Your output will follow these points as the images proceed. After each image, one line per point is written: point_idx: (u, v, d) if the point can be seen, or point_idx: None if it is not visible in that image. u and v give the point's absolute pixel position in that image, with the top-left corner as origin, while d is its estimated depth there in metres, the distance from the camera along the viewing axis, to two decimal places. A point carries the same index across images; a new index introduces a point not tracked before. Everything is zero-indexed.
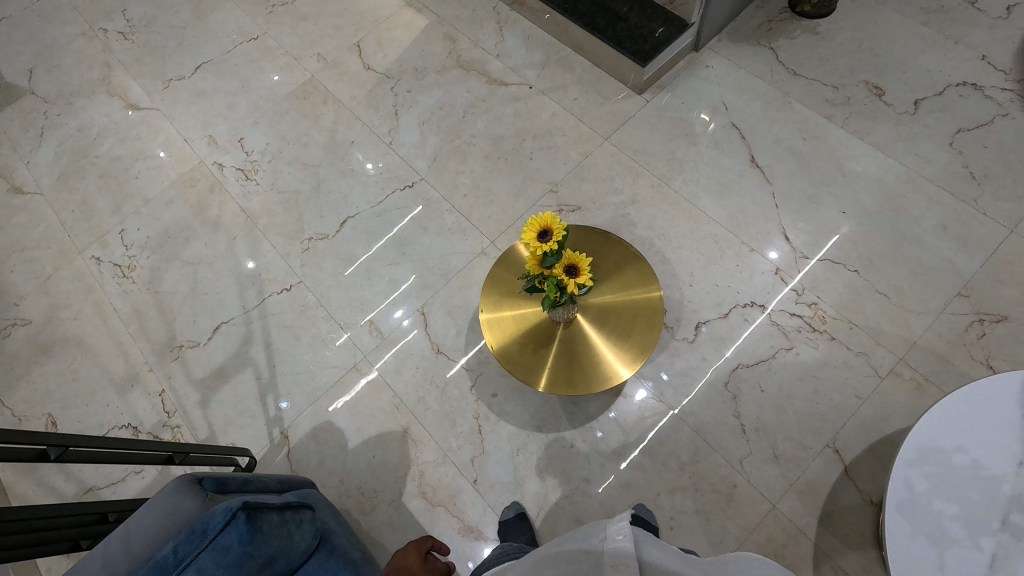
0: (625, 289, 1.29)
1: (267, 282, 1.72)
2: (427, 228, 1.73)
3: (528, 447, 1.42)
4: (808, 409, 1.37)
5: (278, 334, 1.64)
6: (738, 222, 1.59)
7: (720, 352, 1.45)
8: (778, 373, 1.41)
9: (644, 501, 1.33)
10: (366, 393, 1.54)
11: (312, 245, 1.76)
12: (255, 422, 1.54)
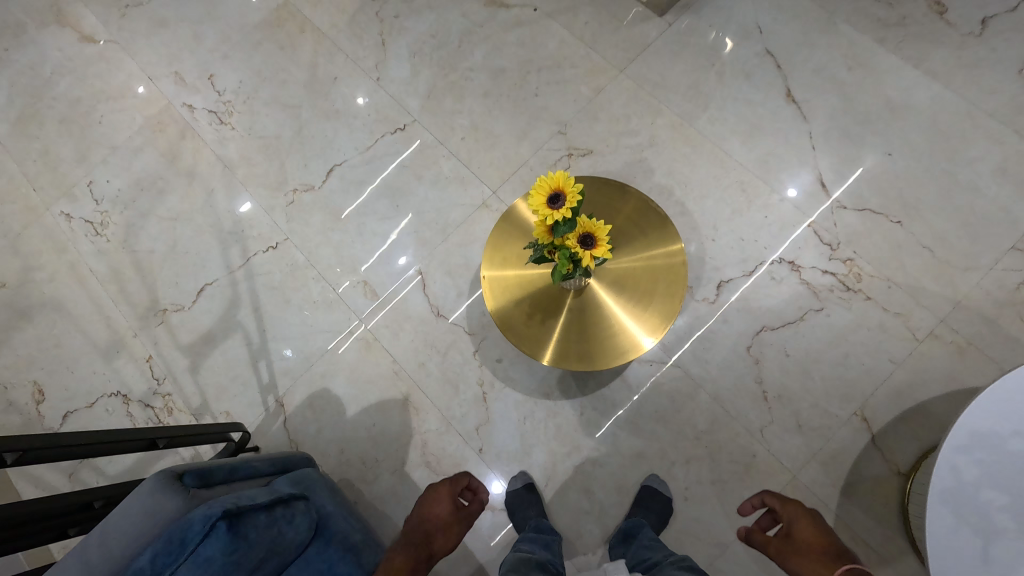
0: (644, 255, 1.16)
1: (251, 239, 1.59)
2: (421, 177, 1.56)
3: (535, 415, 1.35)
4: (836, 375, 1.27)
5: (266, 296, 1.53)
6: (769, 167, 1.41)
7: (743, 314, 1.33)
8: (806, 336, 1.30)
9: (656, 470, 1.28)
10: (363, 359, 1.45)
11: (297, 197, 1.60)
12: (248, 390, 1.47)
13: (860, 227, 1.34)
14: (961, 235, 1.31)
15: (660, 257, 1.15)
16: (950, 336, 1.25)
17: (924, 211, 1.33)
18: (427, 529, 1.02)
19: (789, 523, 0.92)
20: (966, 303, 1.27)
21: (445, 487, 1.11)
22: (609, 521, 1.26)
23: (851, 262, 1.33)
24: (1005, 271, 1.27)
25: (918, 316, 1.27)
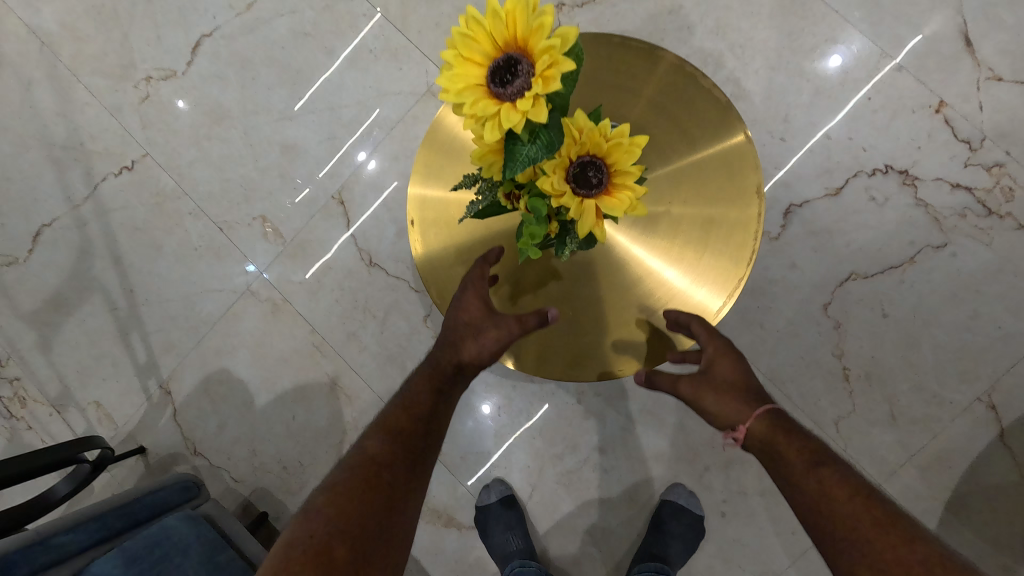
0: (696, 190, 0.72)
1: (95, 157, 1.08)
2: (333, 51, 1.02)
3: (513, 403, 0.96)
4: (956, 344, 0.86)
5: (128, 241, 1.07)
6: (881, 14, 0.88)
7: (823, 255, 0.89)
8: (915, 286, 0.86)
9: (683, 478, 0.92)
10: (271, 328, 1.03)
11: (153, 90, 1.07)
12: (121, 372, 1.07)
13: (1017, 112, 0.85)
14: None
15: (719, 191, 0.72)
16: None
17: None
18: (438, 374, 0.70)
19: (708, 359, 0.67)
20: None
21: (473, 297, 0.70)
22: (616, 544, 0.93)
23: (998, 170, 0.85)
24: None
25: None
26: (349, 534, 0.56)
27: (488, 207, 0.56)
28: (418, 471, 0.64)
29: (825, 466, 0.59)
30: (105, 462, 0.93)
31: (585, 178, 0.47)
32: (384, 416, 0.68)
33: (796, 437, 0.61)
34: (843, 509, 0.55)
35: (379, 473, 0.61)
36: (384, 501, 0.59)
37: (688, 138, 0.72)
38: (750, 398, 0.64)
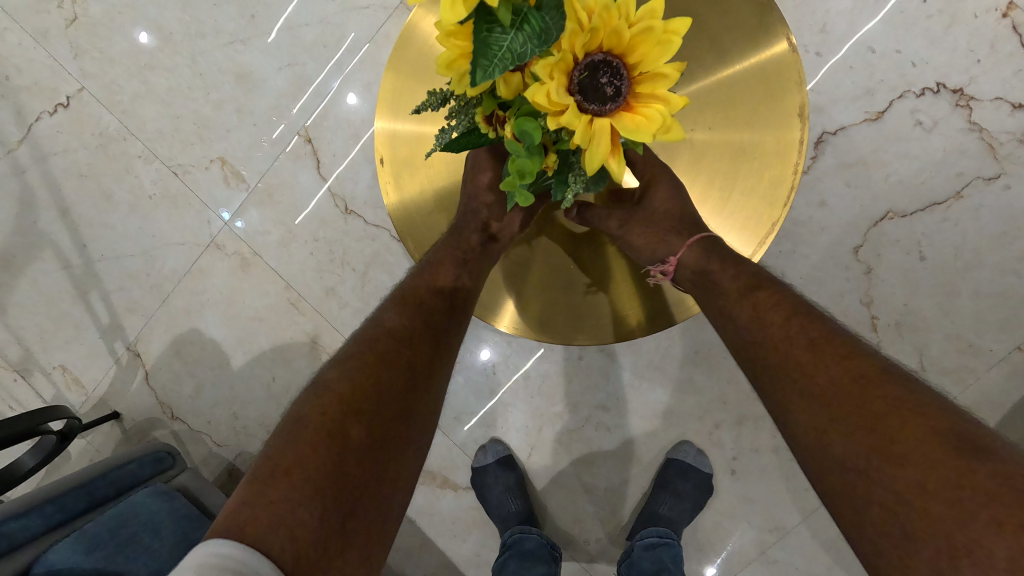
0: (732, 117, 0.64)
1: (23, 92, 0.95)
2: None
3: (509, 360, 0.89)
4: (1000, 289, 0.77)
5: (74, 191, 0.96)
6: None
7: (856, 191, 0.78)
8: (960, 225, 0.76)
9: (691, 435, 0.86)
10: (242, 284, 0.94)
11: (82, 9, 0.92)
12: (83, 334, 0.99)
13: None
14: None
15: (759, 118, 0.64)
16: None
17: None
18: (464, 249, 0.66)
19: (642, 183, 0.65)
20: None
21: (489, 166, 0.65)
22: (620, 503, 0.88)
23: None
24: None
25: None
26: (368, 411, 0.51)
27: (467, 136, 0.46)
28: (439, 358, 0.60)
29: (759, 290, 0.57)
30: (73, 429, 0.87)
31: (597, 87, 0.38)
32: (402, 290, 0.63)
33: (728, 262, 0.60)
34: (783, 334, 0.53)
35: (400, 352, 0.57)
36: (405, 383, 0.55)
37: (704, 66, 0.64)
38: (682, 228, 0.62)
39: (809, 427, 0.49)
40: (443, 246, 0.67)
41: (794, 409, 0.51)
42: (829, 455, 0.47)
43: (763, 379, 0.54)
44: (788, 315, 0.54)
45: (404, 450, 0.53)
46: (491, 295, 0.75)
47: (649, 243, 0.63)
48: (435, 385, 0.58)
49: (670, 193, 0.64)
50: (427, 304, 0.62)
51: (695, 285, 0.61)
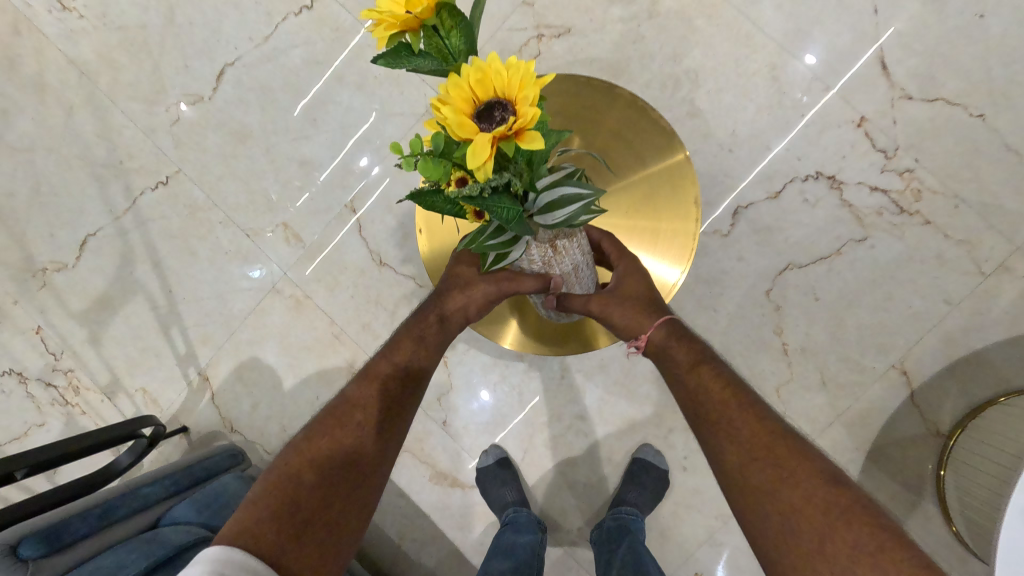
0: (649, 202, 0.92)
1: (133, 173, 1.23)
2: (343, 78, 1.17)
3: (506, 380, 1.12)
4: (875, 321, 1.02)
5: (166, 248, 1.22)
6: (811, 42, 1.03)
7: (765, 249, 1.05)
8: (842, 275, 1.03)
9: (652, 440, 1.09)
10: (294, 320, 1.19)
11: (183, 112, 1.21)
12: (163, 361, 1.22)
13: (924, 126, 1.01)
14: None
15: (669, 202, 0.92)
16: None
17: (1015, 100, 0.99)
18: (425, 327, 0.86)
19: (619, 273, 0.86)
20: None
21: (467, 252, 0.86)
22: (596, 496, 1.09)
23: (909, 175, 1.01)
24: None
25: (987, 244, 1.00)
26: (323, 463, 0.75)
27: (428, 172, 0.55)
28: (393, 420, 0.81)
29: (704, 368, 0.79)
30: (156, 435, 1.08)
31: (488, 118, 0.43)
32: (370, 364, 0.85)
33: (682, 343, 0.82)
34: (720, 401, 0.76)
35: (356, 417, 0.79)
36: (358, 442, 0.78)
37: (631, 166, 0.92)
38: (649, 311, 0.83)
39: (736, 467, 0.72)
40: (409, 326, 0.87)
41: (725, 452, 0.74)
42: (748, 484, 0.71)
43: (703, 431, 0.77)
44: (723, 388, 0.77)
45: (356, 493, 0.75)
46: (491, 324, 0.98)
47: (632, 322, 0.82)
48: (388, 442, 0.80)
49: (638, 280, 0.85)
50: (386, 377, 0.83)
51: (657, 356, 0.83)
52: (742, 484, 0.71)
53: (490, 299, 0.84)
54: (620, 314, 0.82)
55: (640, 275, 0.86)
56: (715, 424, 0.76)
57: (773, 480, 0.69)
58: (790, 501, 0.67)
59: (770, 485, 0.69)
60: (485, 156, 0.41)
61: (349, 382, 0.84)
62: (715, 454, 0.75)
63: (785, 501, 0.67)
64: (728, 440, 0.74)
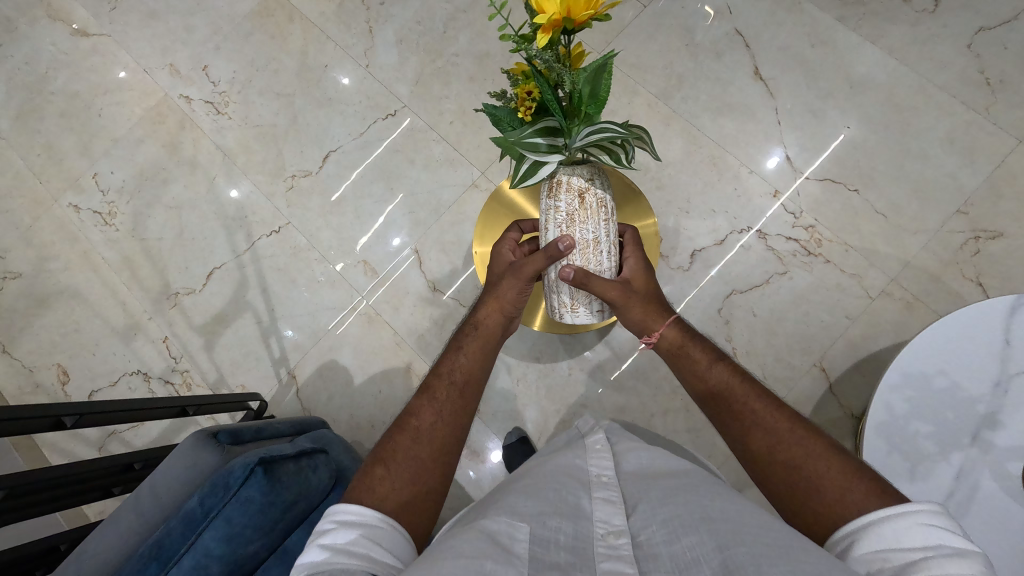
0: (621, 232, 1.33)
1: (254, 224, 1.68)
2: (414, 161, 1.65)
3: (527, 377, 1.48)
4: (798, 331, 1.41)
5: (272, 278, 1.64)
6: (738, 141, 1.51)
7: (715, 279, 1.46)
8: (771, 297, 1.43)
9: (638, 422, 1.42)
10: (367, 332, 1.58)
11: (296, 182, 1.69)
12: (261, 364, 1.59)
13: (819, 196, 1.46)
14: (911, 199, 1.43)
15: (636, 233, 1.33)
16: (900, 292, 1.39)
17: (879, 180, 1.45)
18: (466, 338, 0.88)
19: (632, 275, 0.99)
20: (913, 263, 1.40)
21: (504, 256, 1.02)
22: None
23: (812, 229, 1.45)
24: (949, 233, 1.40)
25: (871, 276, 1.41)
26: (389, 459, 0.72)
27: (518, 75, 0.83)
28: (453, 421, 0.78)
29: (721, 364, 0.84)
30: (256, 413, 1.42)
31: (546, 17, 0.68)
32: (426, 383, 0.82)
33: (697, 343, 0.89)
34: (744, 392, 0.80)
35: (411, 422, 0.76)
36: (419, 441, 0.74)
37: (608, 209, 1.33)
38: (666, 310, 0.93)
39: (763, 447, 0.75)
40: (450, 342, 0.88)
41: (752, 435, 0.76)
42: (775, 460, 0.73)
43: (727, 421, 0.80)
44: (743, 378, 0.81)
45: (429, 491, 0.71)
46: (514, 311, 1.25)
47: (644, 322, 0.92)
48: (449, 441, 0.76)
49: (646, 275, 0.99)
50: (438, 385, 0.81)
51: (674, 352, 0.89)
52: (770, 462, 0.73)
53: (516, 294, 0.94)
54: (636, 310, 0.92)
55: (650, 274, 0.98)
56: (736, 414, 0.79)
57: (796, 460, 0.71)
58: (819, 471, 0.69)
59: (794, 458, 0.72)
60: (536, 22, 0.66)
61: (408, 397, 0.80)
62: (737, 440, 0.78)
63: (812, 475, 0.70)
64: (750, 425, 0.77)
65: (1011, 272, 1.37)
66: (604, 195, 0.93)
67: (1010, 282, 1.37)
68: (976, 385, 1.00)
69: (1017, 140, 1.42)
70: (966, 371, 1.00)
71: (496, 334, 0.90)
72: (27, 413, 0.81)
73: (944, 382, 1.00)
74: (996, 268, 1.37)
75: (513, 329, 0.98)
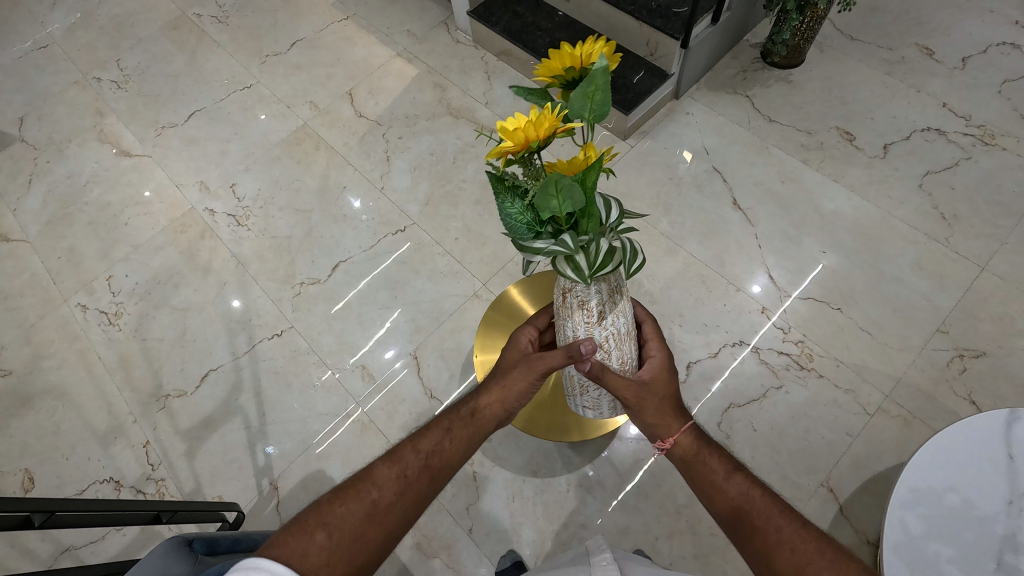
0: None
1: (258, 327, 1.71)
2: (419, 272, 1.74)
3: (523, 492, 1.40)
4: (800, 448, 1.38)
5: (268, 381, 1.63)
6: (723, 262, 1.63)
7: (712, 392, 1.46)
8: (769, 411, 1.43)
9: (642, 546, 1.32)
10: (358, 440, 1.53)
11: (304, 289, 1.76)
12: (243, 473, 1.51)
13: (805, 313, 1.53)
14: (892, 318, 1.50)
15: None
16: (897, 410, 1.39)
17: (859, 299, 1.54)
18: (456, 420, 0.85)
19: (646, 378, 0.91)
20: (905, 379, 1.43)
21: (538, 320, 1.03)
22: None
23: (802, 344, 1.50)
24: (933, 351, 1.45)
25: (866, 392, 1.42)
26: (334, 525, 0.68)
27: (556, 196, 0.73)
28: (411, 503, 0.75)
29: (739, 474, 0.78)
30: (229, 525, 1.31)
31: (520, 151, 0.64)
32: (399, 451, 0.79)
33: (713, 452, 0.82)
34: (765, 504, 0.74)
35: (370, 492, 0.73)
36: (371, 516, 0.71)
37: None
38: (681, 419, 0.85)
39: (789, 566, 0.69)
40: (441, 416, 0.86)
41: (777, 552, 0.70)
42: None
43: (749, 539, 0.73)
44: (763, 490, 0.76)
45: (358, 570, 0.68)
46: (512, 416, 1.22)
47: (655, 425, 0.86)
48: (399, 523, 0.74)
49: (662, 374, 0.92)
50: (411, 458, 0.78)
51: (687, 462, 0.82)
52: None
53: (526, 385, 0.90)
54: (649, 412, 0.86)
55: (670, 377, 0.92)
56: (756, 527, 0.73)
57: None
58: None
59: None
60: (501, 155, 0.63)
61: (378, 458, 0.77)
62: (758, 557, 0.72)
63: None
64: (773, 541, 0.71)
65: (1001, 390, 1.39)
66: (589, 298, 0.86)
67: (1002, 400, 1.38)
68: (990, 502, 0.97)
69: (980, 267, 1.54)
70: (977, 487, 0.98)
71: (486, 427, 0.87)
72: (16, 507, 0.76)
73: (956, 499, 0.97)
74: (986, 386, 1.40)
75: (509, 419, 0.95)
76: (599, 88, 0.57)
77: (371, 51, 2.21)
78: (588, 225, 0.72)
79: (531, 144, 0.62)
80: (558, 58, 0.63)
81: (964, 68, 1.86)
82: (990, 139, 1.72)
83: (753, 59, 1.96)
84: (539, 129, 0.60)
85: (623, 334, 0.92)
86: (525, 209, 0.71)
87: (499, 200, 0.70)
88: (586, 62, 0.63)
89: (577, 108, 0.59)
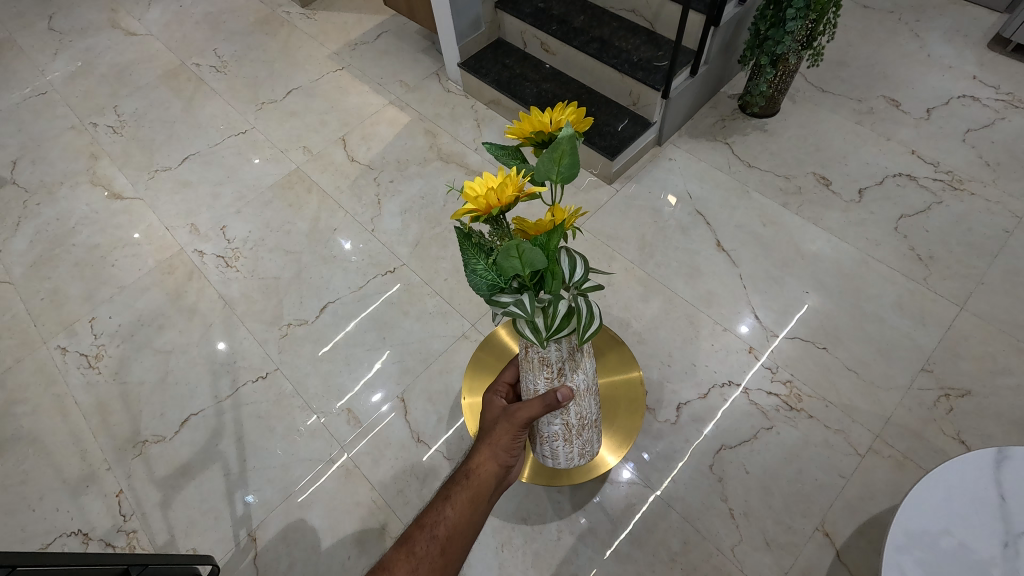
0: (606, 373, 1.28)
1: (242, 369, 1.68)
2: (408, 312, 1.74)
3: (513, 540, 1.36)
4: (794, 491, 1.36)
5: (251, 426, 1.59)
6: (710, 302, 1.65)
7: (703, 434, 1.45)
8: (761, 453, 1.41)
9: None
10: (342, 486, 1.48)
11: (291, 330, 1.74)
12: (219, 523, 1.45)
13: (791, 353, 1.54)
14: (877, 358, 1.52)
15: (619, 368, 1.29)
16: (887, 450, 1.39)
17: (844, 340, 1.55)
18: (455, 486, 0.85)
19: None
20: (894, 419, 1.43)
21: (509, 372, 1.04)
22: None
23: (790, 384, 1.50)
24: (920, 390, 1.46)
25: (856, 431, 1.42)
26: None
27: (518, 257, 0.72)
28: None
29: None
30: None
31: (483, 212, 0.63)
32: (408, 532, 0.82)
33: None
34: None
35: None
36: None
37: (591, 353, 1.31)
38: None
39: None
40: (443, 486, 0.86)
41: None
42: None
43: None
44: None
45: None
46: None
47: None
48: None
49: None
50: (418, 536, 0.80)
51: None
52: None
53: (512, 439, 0.90)
54: None
55: None
56: None
57: None
58: None
59: None
60: (467, 213, 0.61)
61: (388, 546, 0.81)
62: None
63: None
64: None
65: (989, 430, 1.40)
66: (550, 354, 0.84)
67: (991, 440, 1.38)
68: (985, 545, 0.95)
69: (959, 306, 1.57)
70: (972, 529, 0.97)
71: (488, 487, 0.86)
72: None
73: (952, 543, 0.96)
74: (973, 425, 1.40)
75: (510, 473, 0.93)
76: (565, 151, 0.58)
77: (365, 99, 2.29)
78: (552, 284, 0.71)
79: (496, 202, 0.62)
80: (528, 121, 0.65)
81: (929, 118, 1.96)
82: (959, 184, 1.79)
83: (731, 109, 2.06)
84: (504, 191, 0.61)
85: (584, 387, 0.92)
86: (490, 266, 0.69)
87: (464, 255, 0.69)
88: (556, 126, 0.66)
89: (544, 170, 0.60)
